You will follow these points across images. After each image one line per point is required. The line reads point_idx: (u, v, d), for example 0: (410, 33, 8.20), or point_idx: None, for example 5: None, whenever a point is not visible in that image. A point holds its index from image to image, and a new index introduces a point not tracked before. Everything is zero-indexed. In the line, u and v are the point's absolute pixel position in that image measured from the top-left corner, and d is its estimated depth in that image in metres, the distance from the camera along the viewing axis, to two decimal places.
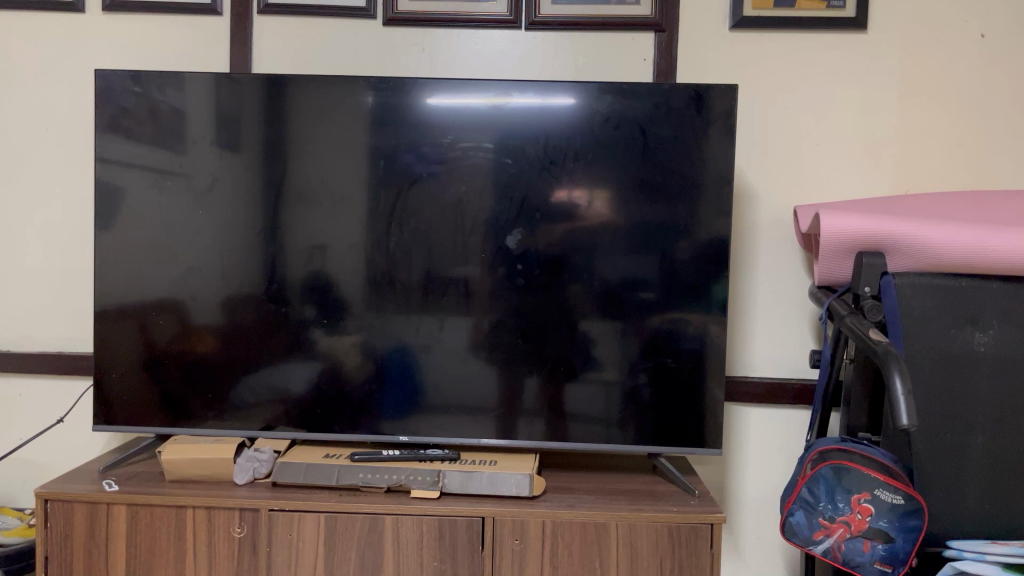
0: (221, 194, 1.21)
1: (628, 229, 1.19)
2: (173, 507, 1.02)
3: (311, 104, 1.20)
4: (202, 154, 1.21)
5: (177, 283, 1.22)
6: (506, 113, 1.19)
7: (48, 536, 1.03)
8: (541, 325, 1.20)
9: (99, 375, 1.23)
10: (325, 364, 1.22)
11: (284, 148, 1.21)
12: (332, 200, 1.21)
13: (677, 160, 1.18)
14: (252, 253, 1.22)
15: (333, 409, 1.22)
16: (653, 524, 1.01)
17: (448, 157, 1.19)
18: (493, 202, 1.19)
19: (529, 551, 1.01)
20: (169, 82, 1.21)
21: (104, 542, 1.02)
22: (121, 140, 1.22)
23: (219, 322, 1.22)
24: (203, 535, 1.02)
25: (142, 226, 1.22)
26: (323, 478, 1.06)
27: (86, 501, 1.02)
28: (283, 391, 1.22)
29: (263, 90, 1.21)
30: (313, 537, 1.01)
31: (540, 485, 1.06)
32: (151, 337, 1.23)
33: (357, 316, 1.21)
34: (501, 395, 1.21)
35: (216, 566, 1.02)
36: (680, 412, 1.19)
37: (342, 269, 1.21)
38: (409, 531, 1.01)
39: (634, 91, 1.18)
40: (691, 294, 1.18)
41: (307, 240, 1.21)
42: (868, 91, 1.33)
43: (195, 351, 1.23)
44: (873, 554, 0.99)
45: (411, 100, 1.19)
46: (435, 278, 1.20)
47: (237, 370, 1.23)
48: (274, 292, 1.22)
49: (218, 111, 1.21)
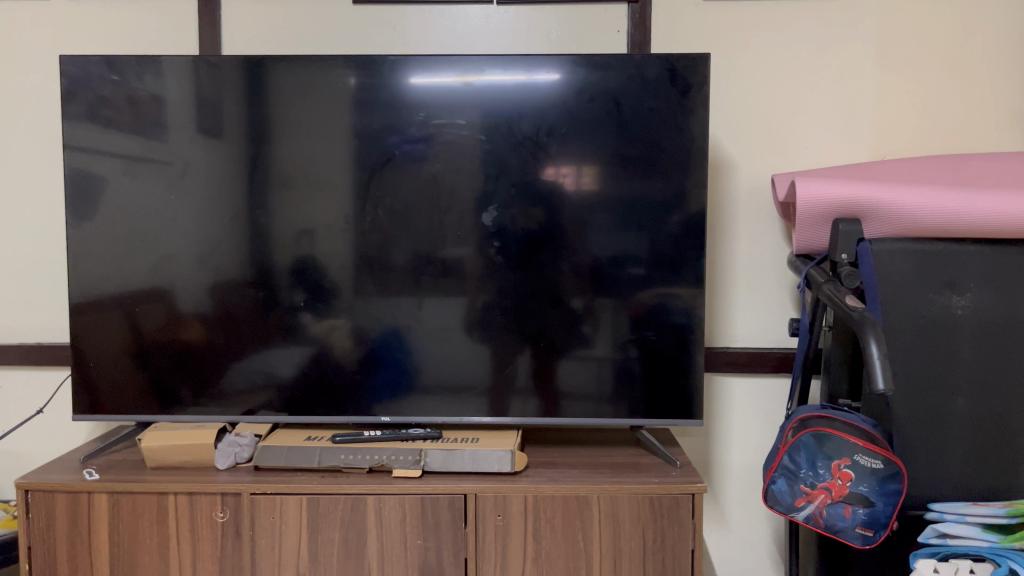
0: (196, 180, 1.20)
1: (612, 204, 1.18)
2: (154, 494, 1.02)
3: (288, 86, 1.19)
4: (180, 140, 1.20)
5: (159, 271, 1.22)
6: (479, 89, 1.18)
7: (30, 526, 1.03)
8: (522, 302, 1.20)
9: (85, 365, 1.22)
10: (314, 348, 1.22)
11: (262, 132, 1.20)
12: (309, 183, 1.20)
13: (654, 132, 1.17)
14: (235, 240, 1.21)
15: (320, 392, 1.22)
16: (634, 495, 1.01)
17: (424, 135, 1.18)
18: (470, 179, 1.19)
19: (512, 526, 1.01)
20: (144, 68, 1.20)
21: (86, 531, 1.02)
22: (92, 127, 1.20)
23: (206, 308, 1.22)
24: (185, 521, 1.02)
25: (123, 216, 1.21)
26: (305, 461, 1.06)
27: (67, 490, 1.02)
28: (271, 376, 1.22)
29: (239, 73, 1.20)
30: (296, 519, 1.01)
31: (522, 461, 1.06)
32: (136, 325, 1.22)
33: (342, 298, 1.21)
34: (484, 373, 1.21)
35: (199, 552, 1.02)
36: (662, 384, 1.20)
37: (328, 253, 1.20)
38: (392, 511, 1.01)
39: (608, 63, 1.17)
40: (674, 267, 1.18)
41: (292, 225, 1.20)
42: (844, 57, 1.32)
43: (181, 339, 1.22)
44: (855, 519, 0.99)
45: (387, 79, 1.18)
46: (418, 259, 1.20)
47: (223, 357, 1.22)
48: (258, 277, 1.21)
49: (197, 96, 1.20)
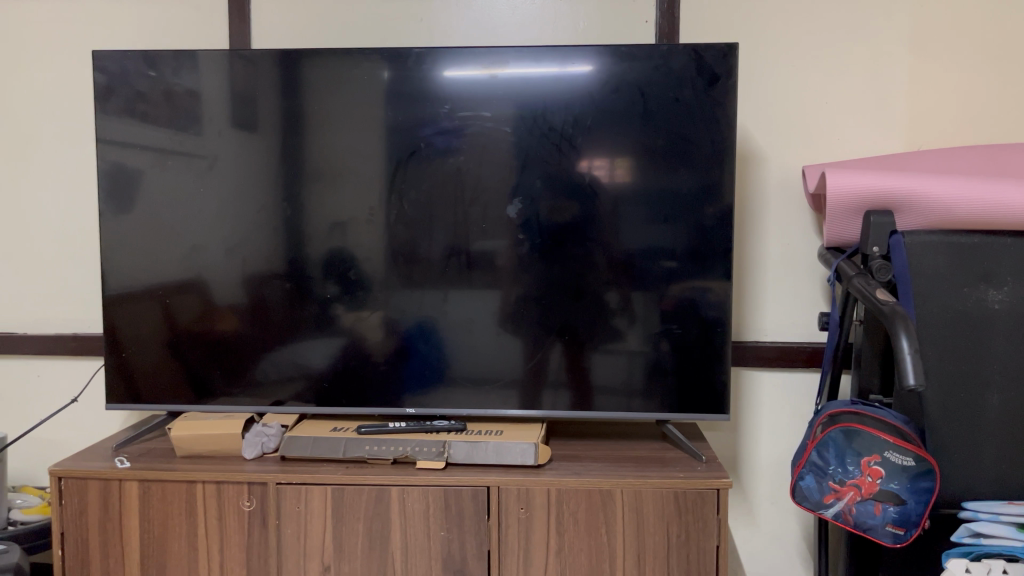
0: (227, 172, 1.22)
1: (646, 197, 1.17)
2: (183, 483, 1.04)
3: (319, 80, 1.20)
4: (215, 134, 1.22)
5: (193, 264, 1.23)
6: (504, 81, 1.17)
7: (63, 512, 1.05)
8: (549, 295, 1.19)
9: (123, 355, 1.25)
10: (347, 339, 1.22)
11: (296, 126, 1.21)
12: (340, 176, 1.20)
13: (681, 124, 1.16)
14: (269, 232, 1.22)
15: (351, 383, 1.23)
16: (659, 490, 1.00)
17: (451, 127, 1.18)
18: (496, 172, 1.18)
19: (535, 519, 1.01)
20: (180, 63, 1.21)
21: (117, 519, 1.04)
22: (124, 121, 1.22)
23: (241, 299, 1.23)
24: (213, 509, 1.04)
25: (158, 209, 1.23)
26: (331, 451, 1.07)
27: (100, 478, 1.04)
28: (304, 366, 1.23)
29: (273, 67, 1.21)
30: (321, 509, 1.02)
31: (546, 454, 1.06)
32: (170, 317, 1.24)
33: (371, 292, 1.21)
34: (509, 365, 1.21)
35: (227, 540, 1.04)
36: (690, 379, 1.19)
37: (362, 246, 1.21)
38: (416, 502, 1.02)
39: (636, 53, 1.16)
40: (704, 261, 1.17)
41: (326, 218, 1.21)
42: (877, 45, 1.30)
43: (216, 329, 1.24)
44: (885, 517, 0.97)
45: (415, 72, 1.18)
46: (446, 253, 1.20)
47: (254, 348, 1.24)
48: (291, 269, 1.22)
49: (233, 91, 1.21)
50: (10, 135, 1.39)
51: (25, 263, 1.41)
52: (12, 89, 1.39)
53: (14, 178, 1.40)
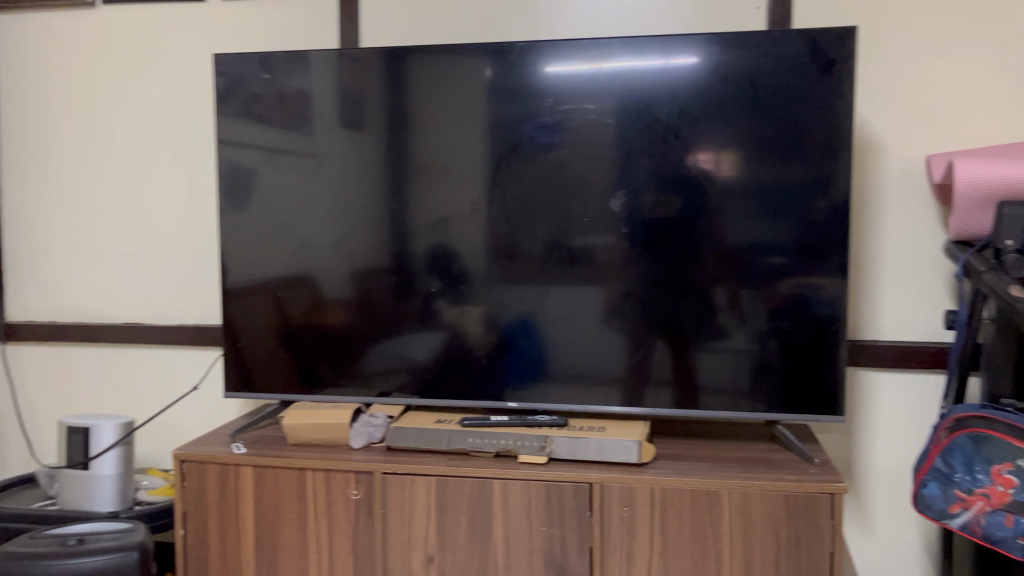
0: (336, 170, 1.25)
1: (754, 190, 1.13)
2: (294, 470, 1.07)
3: (425, 79, 1.22)
4: (325, 133, 1.25)
5: (303, 257, 1.27)
6: (609, 74, 1.16)
7: (185, 494, 1.10)
8: (652, 291, 1.17)
9: (239, 346, 1.30)
10: (449, 334, 1.24)
11: (401, 123, 1.23)
12: (444, 172, 1.22)
13: (794, 113, 1.11)
14: (375, 228, 1.25)
15: (453, 377, 1.24)
16: (767, 492, 0.97)
17: (554, 121, 1.18)
18: (599, 166, 1.17)
19: (638, 518, 0.99)
20: (293, 65, 1.26)
21: (234, 502, 1.09)
22: (241, 122, 1.28)
23: (348, 294, 1.26)
24: (322, 496, 1.07)
25: (272, 206, 1.28)
26: (434, 443, 1.09)
27: (218, 462, 1.09)
28: (407, 360, 1.25)
29: (380, 66, 1.23)
30: (425, 500, 1.04)
31: (650, 452, 1.04)
32: (281, 310, 1.29)
33: (472, 287, 1.22)
34: (611, 362, 1.19)
35: (335, 526, 1.07)
36: (801, 379, 1.14)
37: (463, 241, 1.22)
38: (517, 496, 1.02)
39: (746, 41, 1.12)
40: (817, 256, 1.12)
41: (429, 214, 1.23)
42: (1012, 24, 1.21)
43: (325, 322, 1.27)
44: (1017, 529, 0.89)
45: (516, 66, 1.18)
46: (547, 248, 1.19)
47: (362, 340, 1.27)
48: (395, 264, 1.24)
49: (342, 91, 1.24)
50: (127, 134, 1.42)
51: (140, 257, 1.43)
52: (129, 89, 1.42)
53: (131, 174, 1.42)
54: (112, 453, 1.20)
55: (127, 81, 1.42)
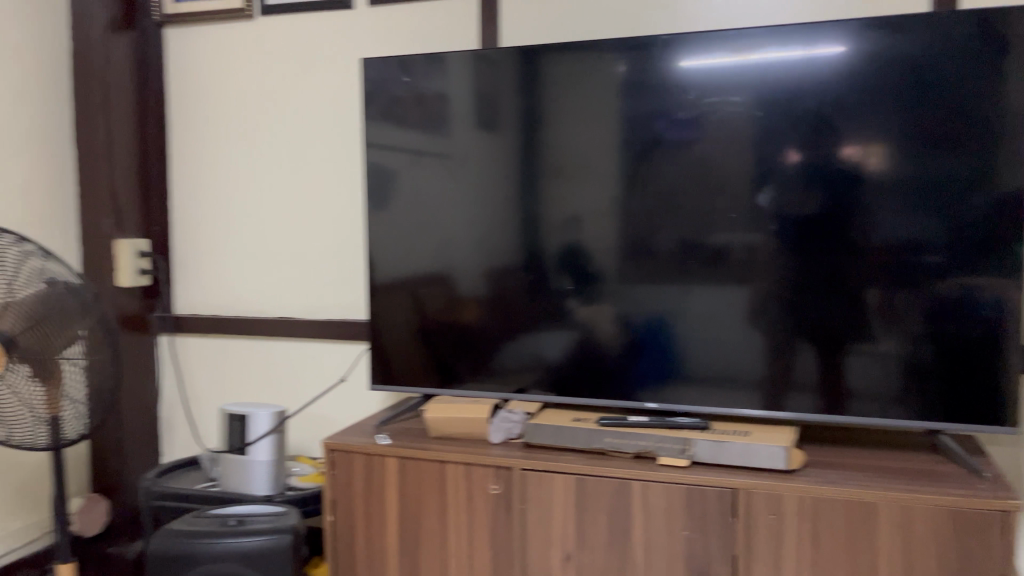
0: (473, 169, 1.27)
1: (911, 183, 1.06)
2: (435, 463, 1.10)
3: (560, 76, 1.21)
4: (461, 133, 1.27)
5: (441, 255, 1.30)
6: (756, 65, 1.11)
7: (333, 481, 1.15)
8: (799, 290, 1.11)
9: (380, 342, 1.35)
10: (581, 333, 1.23)
11: (536, 122, 1.23)
12: (579, 169, 1.21)
13: (960, 100, 1.03)
14: (510, 226, 1.26)
15: (587, 375, 1.23)
16: (931, 507, 0.90)
17: (694, 115, 1.14)
18: (743, 160, 1.13)
19: (787, 527, 0.95)
20: (432, 67, 1.29)
21: (378, 491, 1.13)
22: (384, 125, 1.32)
23: (483, 291, 1.28)
24: (462, 490, 1.08)
25: (411, 205, 1.31)
26: (573, 442, 1.08)
27: (364, 453, 1.13)
28: (540, 358, 1.26)
29: (515, 65, 1.24)
30: (564, 498, 1.04)
31: (798, 459, 0.99)
32: (419, 306, 1.32)
33: (605, 285, 1.21)
34: (755, 364, 1.14)
35: (475, 520, 1.08)
36: (967, 386, 1.06)
37: (596, 239, 1.21)
38: (658, 499, 1.00)
39: (904, 24, 1.05)
40: (985, 253, 1.03)
41: (562, 212, 1.22)
42: None
43: (460, 319, 1.30)
44: None
45: (654, 61, 1.16)
46: (685, 245, 1.16)
47: (497, 337, 1.28)
48: (529, 262, 1.25)
49: (477, 92, 1.26)
50: (281, 137, 1.50)
51: (292, 254, 1.50)
52: (283, 94, 1.49)
53: (283, 175, 1.50)
54: (266, 440, 1.28)
55: (280, 87, 1.49)
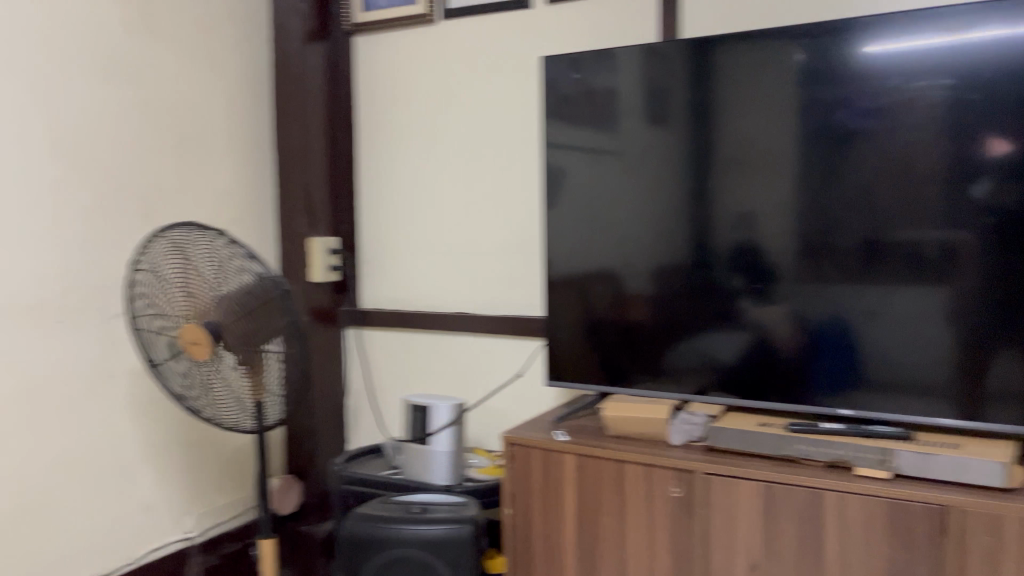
0: (643, 165, 1.24)
1: None
2: (614, 462, 1.08)
3: (736, 66, 1.16)
4: (632, 129, 1.25)
5: (610, 253, 1.28)
6: (971, 44, 1.00)
7: (512, 475, 1.17)
8: (1017, 291, 1.00)
9: (551, 339, 1.35)
10: (756, 334, 1.17)
11: (710, 114, 1.19)
12: (758, 163, 1.15)
13: None
14: (681, 222, 1.22)
15: (764, 378, 1.17)
16: None
17: (889, 102, 1.06)
18: (949, 149, 1.03)
19: (1006, 553, 0.86)
20: (603, 63, 1.27)
21: (557, 487, 1.13)
22: (557, 122, 1.32)
23: (652, 290, 1.25)
24: (642, 491, 1.07)
25: (581, 203, 1.30)
26: (759, 447, 1.04)
27: (543, 448, 1.14)
28: (713, 358, 1.21)
29: (688, 57, 1.20)
30: (750, 506, 0.99)
31: (1020, 477, 0.89)
32: (588, 304, 1.31)
33: (782, 284, 1.14)
34: (962, 372, 1.03)
35: (655, 522, 1.06)
36: None
37: (772, 236, 1.14)
38: (855, 512, 0.93)
39: None
40: None
41: (736, 208, 1.17)
42: None
43: (629, 317, 1.27)
44: None
45: (839, 46, 1.09)
46: (874, 242, 1.08)
47: (668, 337, 1.24)
48: (700, 260, 1.20)
49: (649, 86, 1.23)
50: (461, 138, 1.54)
51: (470, 251, 1.54)
52: (463, 96, 1.53)
53: (463, 175, 1.54)
54: (446, 431, 1.31)
55: (461, 89, 1.53)
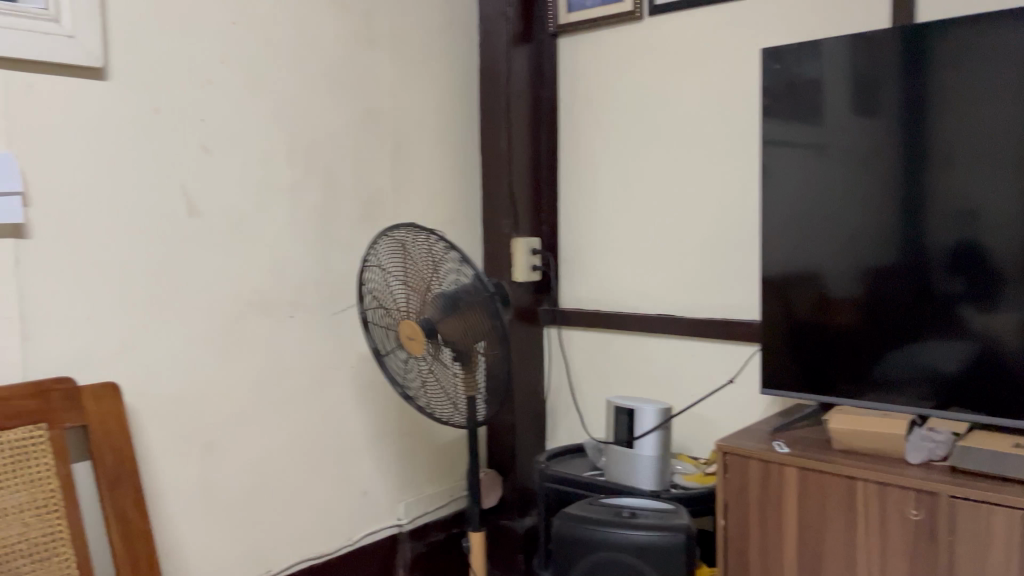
0: (849, 160, 1.16)
1: None
2: (843, 477, 1.02)
3: (960, 49, 1.05)
4: (840, 121, 1.16)
5: (814, 254, 1.20)
6: None
7: (727, 484, 1.13)
8: None
9: None
10: (980, 345, 1.06)
11: (926, 104, 1.08)
12: (986, 156, 1.03)
13: None
14: (892, 222, 1.12)
15: (989, 394, 1.05)
16: None
17: None
18: None
19: None
20: (806, 53, 1.19)
21: (776, 500, 1.08)
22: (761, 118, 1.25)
23: (858, 293, 1.16)
24: (875, 510, 0.99)
25: (782, 203, 1.23)
26: (1017, 471, 0.93)
27: (761, 459, 1.09)
28: (929, 370, 1.10)
29: (902, 41, 1.10)
30: (1006, 536, 0.89)
31: None
32: (784, 306, 1.23)
33: (1014, 290, 1.03)
34: None
35: (890, 546, 0.98)
36: None
37: (1001, 237, 1.03)
38: None
39: None
40: None
41: (959, 206, 1.06)
42: None
43: (831, 322, 1.19)
44: None
45: None
46: None
47: (875, 345, 1.15)
48: (913, 262, 1.10)
49: (857, 75, 1.14)
50: (667, 137, 1.50)
51: (675, 252, 1.50)
52: (671, 95, 1.49)
53: (668, 175, 1.50)
54: (652, 435, 1.28)
55: (669, 87, 1.49)
